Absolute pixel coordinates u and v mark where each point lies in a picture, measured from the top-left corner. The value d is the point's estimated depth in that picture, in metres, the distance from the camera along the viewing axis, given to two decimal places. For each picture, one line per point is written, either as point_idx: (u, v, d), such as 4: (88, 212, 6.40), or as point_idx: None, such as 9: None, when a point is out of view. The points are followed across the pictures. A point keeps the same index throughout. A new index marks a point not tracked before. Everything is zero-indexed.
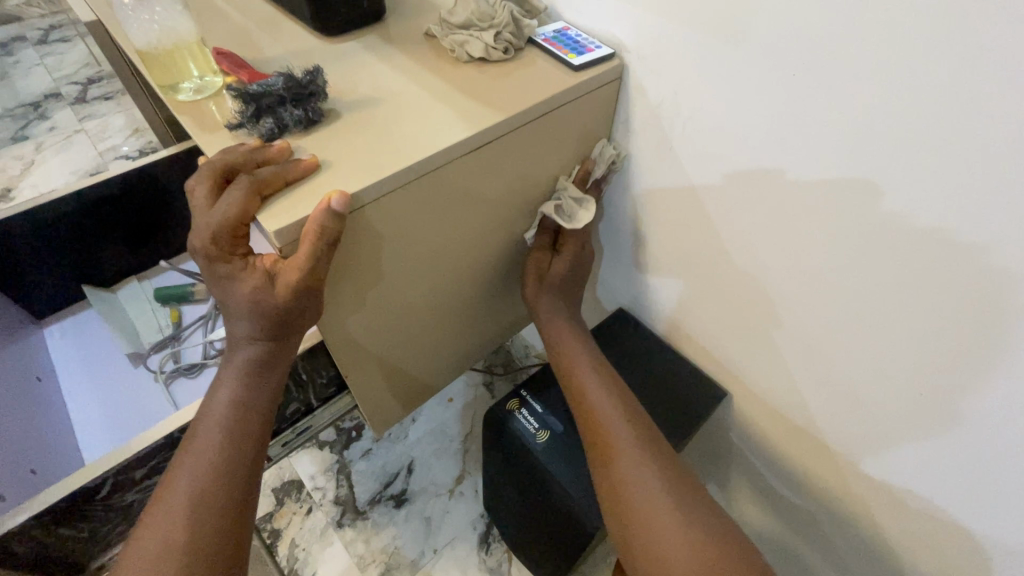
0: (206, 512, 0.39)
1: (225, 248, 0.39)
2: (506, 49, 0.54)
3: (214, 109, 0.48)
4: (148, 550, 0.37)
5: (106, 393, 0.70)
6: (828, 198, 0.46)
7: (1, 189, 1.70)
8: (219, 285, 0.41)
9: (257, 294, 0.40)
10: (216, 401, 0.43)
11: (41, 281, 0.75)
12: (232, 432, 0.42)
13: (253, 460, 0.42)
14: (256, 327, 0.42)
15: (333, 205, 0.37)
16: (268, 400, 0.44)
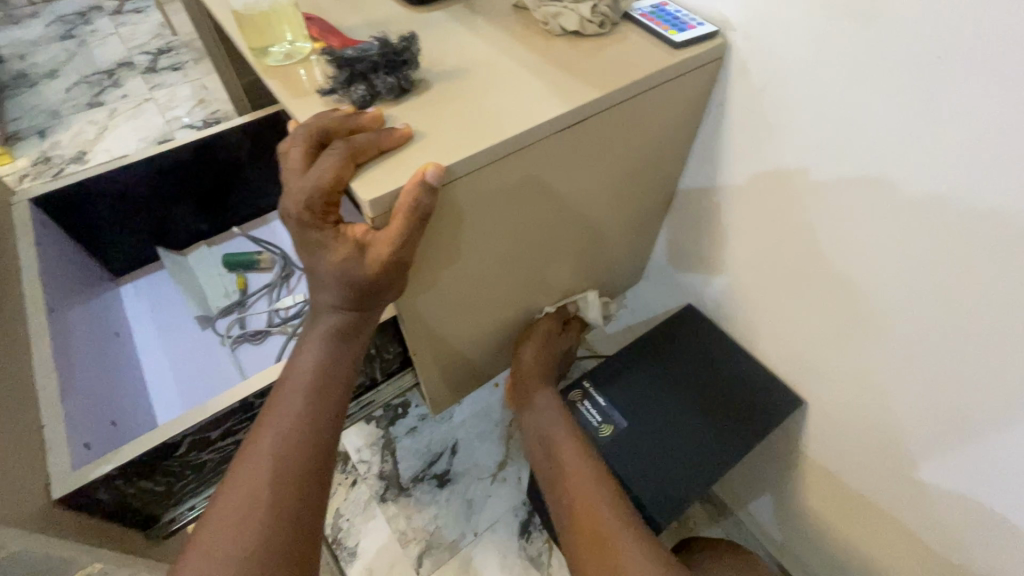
0: (290, 470, 0.40)
1: (319, 214, 0.39)
2: (602, 23, 0.51)
3: (303, 75, 0.47)
4: (234, 501, 0.38)
5: (177, 353, 0.72)
6: (959, 198, 0.41)
7: (76, 152, 1.78)
8: (308, 251, 0.40)
9: (347, 264, 0.39)
10: (300, 362, 0.43)
11: (119, 240, 0.78)
12: (315, 395, 0.43)
13: (332, 424, 0.43)
14: (343, 295, 0.41)
15: (428, 178, 0.36)
16: (349, 367, 0.45)
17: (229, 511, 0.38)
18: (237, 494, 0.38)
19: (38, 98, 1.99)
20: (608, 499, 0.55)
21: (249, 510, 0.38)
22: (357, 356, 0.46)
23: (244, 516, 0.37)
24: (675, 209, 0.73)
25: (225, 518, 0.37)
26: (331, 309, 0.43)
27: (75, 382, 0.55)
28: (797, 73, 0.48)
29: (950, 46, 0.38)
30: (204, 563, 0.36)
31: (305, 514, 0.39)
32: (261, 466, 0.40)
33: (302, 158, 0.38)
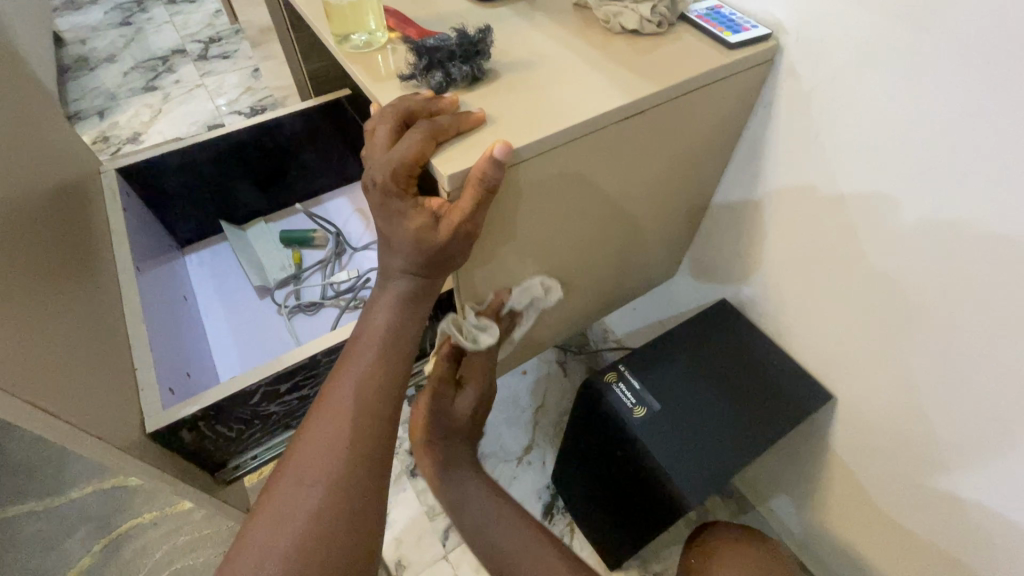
0: (368, 414, 0.45)
1: (401, 185, 0.42)
2: (660, 23, 0.54)
3: (381, 62, 0.51)
4: (320, 438, 0.44)
5: (238, 318, 0.77)
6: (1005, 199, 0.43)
7: (132, 133, 1.88)
8: (387, 219, 0.44)
9: (421, 232, 0.43)
10: (373, 321, 0.48)
11: (187, 212, 0.83)
12: (386, 351, 0.48)
13: (400, 378, 0.48)
14: (414, 261, 0.45)
15: (497, 154, 0.40)
16: (415, 326, 0.50)
17: (313, 446, 0.43)
18: (324, 432, 0.44)
19: (97, 81, 2.09)
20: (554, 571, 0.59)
21: (331, 447, 0.43)
22: (422, 316, 0.51)
23: (326, 452, 0.43)
24: (715, 204, 0.76)
25: (313, 452, 0.43)
26: (403, 275, 0.47)
27: (157, 335, 0.60)
28: (846, 76, 0.51)
29: (1001, 54, 0.40)
30: (294, 489, 0.41)
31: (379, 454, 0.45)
32: (342, 409, 0.45)
33: (388, 134, 0.42)
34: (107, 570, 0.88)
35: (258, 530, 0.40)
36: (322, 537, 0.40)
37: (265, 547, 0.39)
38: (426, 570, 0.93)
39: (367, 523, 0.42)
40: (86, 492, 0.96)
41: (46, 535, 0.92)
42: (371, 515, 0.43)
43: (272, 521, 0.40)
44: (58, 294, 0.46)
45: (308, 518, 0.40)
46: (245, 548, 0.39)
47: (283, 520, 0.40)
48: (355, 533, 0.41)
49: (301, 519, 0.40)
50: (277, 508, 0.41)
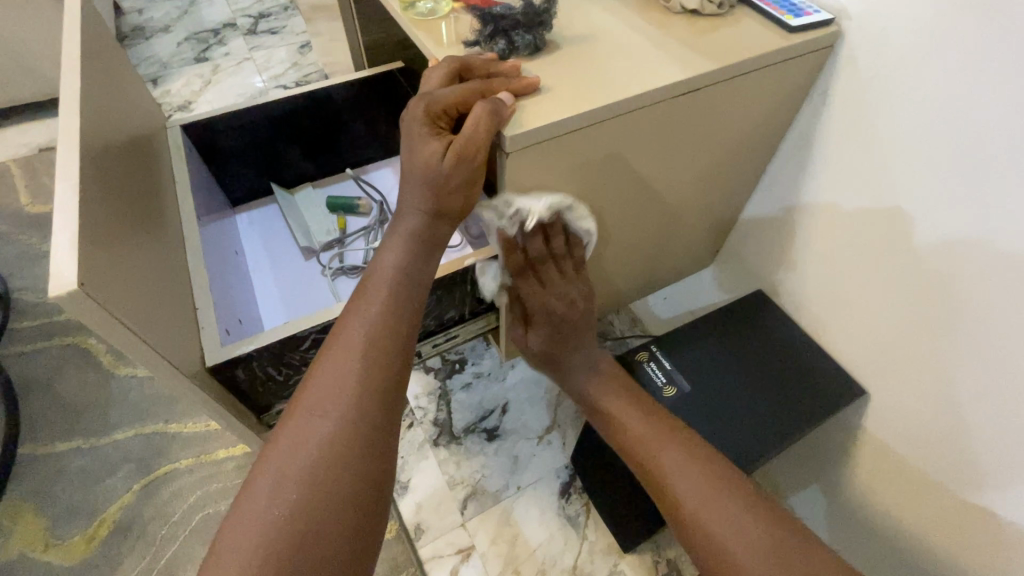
0: (379, 348, 0.48)
1: (434, 119, 0.47)
2: (721, 4, 0.55)
3: (446, 29, 0.53)
4: (335, 367, 0.46)
5: (283, 277, 0.80)
6: None
7: (182, 101, 1.94)
8: (409, 146, 0.48)
9: (431, 158, 0.47)
10: (384, 261, 0.51)
11: (242, 173, 0.87)
12: (397, 290, 0.51)
13: (410, 316, 0.51)
14: (425, 196, 0.50)
15: (501, 96, 0.44)
16: (422, 271, 0.53)
17: (326, 379, 0.46)
18: (339, 363, 0.46)
19: (152, 49, 2.16)
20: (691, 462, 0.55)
21: (342, 379, 0.46)
22: (430, 263, 0.53)
23: (339, 384, 0.45)
24: (758, 193, 0.75)
25: (327, 381, 0.46)
26: (417, 212, 0.51)
27: (213, 283, 0.63)
28: (912, 63, 0.50)
29: None
30: (308, 418, 0.44)
31: (388, 388, 0.47)
32: (354, 343, 0.48)
33: (441, 79, 0.46)
34: (144, 508, 0.93)
35: (275, 449, 0.43)
36: (335, 459, 0.42)
37: (282, 470, 0.41)
38: (443, 536, 0.96)
39: (377, 451, 0.44)
40: (128, 435, 1.01)
41: (91, 471, 0.97)
42: (384, 444, 0.45)
43: (289, 445, 0.43)
44: (134, 232, 0.50)
45: (322, 444, 0.43)
46: (263, 470, 0.42)
47: (299, 446, 0.43)
48: (369, 458, 0.43)
49: (316, 443, 0.43)
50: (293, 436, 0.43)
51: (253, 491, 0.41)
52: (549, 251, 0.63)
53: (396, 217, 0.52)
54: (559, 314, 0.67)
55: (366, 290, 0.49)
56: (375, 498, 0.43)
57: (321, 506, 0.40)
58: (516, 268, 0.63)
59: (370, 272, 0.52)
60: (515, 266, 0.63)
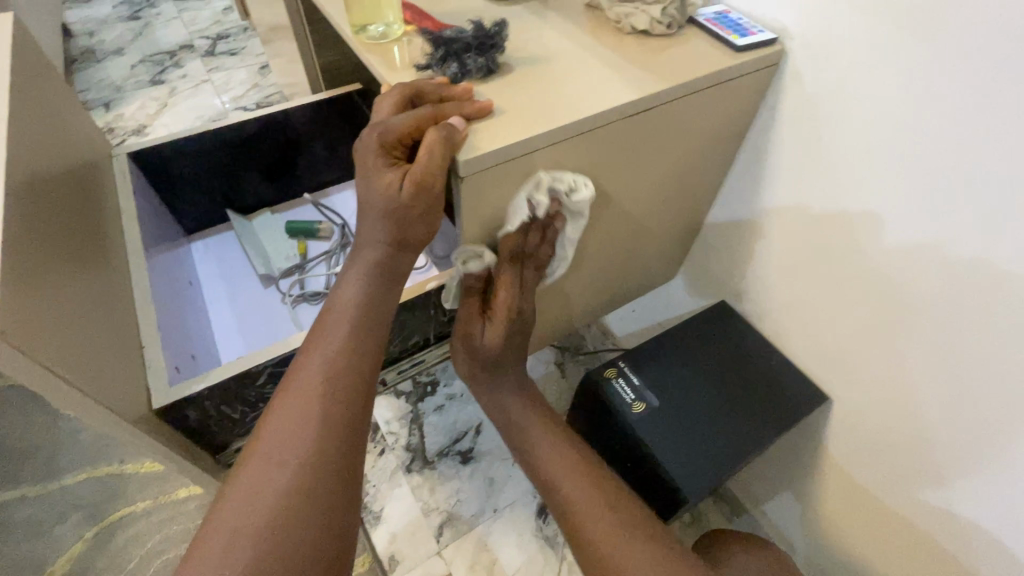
0: (340, 386, 0.46)
1: (388, 150, 0.46)
2: (670, 24, 0.56)
3: (398, 52, 0.52)
4: (294, 409, 0.44)
5: (240, 306, 0.78)
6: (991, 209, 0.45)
7: (137, 125, 1.88)
8: (366, 178, 0.47)
9: (389, 190, 0.46)
10: (344, 294, 0.50)
11: (194, 200, 0.84)
12: (358, 324, 0.49)
13: (373, 350, 0.49)
14: (385, 228, 0.48)
15: (452, 122, 0.43)
16: (385, 303, 0.51)
17: (283, 423, 0.44)
18: (298, 404, 0.45)
19: (105, 73, 2.10)
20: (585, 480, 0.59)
21: (301, 422, 0.44)
22: (394, 295, 0.52)
23: (298, 426, 0.44)
24: (717, 207, 0.77)
25: (286, 424, 0.44)
26: (377, 244, 0.49)
27: (162, 318, 0.60)
28: (855, 80, 0.52)
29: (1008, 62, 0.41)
30: (265, 465, 0.42)
31: (349, 431, 0.45)
32: (313, 382, 0.46)
33: (392, 107, 0.46)
34: (98, 557, 0.87)
35: (230, 499, 0.41)
36: (291, 510, 0.40)
37: (237, 522, 0.39)
38: (419, 566, 0.93)
39: (339, 496, 0.42)
40: (79, 479, 0.95)
41: (38, 521, 0.91)
42: (347, 487, 0.43)
43: (244, 495, 0.41)
44: (70, 270, 0.47)
45: (280, 492, 0.41)
46: (218, 524, 0.39)
47: (255, 495, 0.40)
48: (331, 503, 0.42)
49: (273, 491, 0.41)
50: (248, 485, 0.41)
51: (207, 547, 0.38)
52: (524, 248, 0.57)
53: (356, 249, 0.51)
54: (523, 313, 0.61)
55: (325, 326, 0.48)
56: (339, 545, 0.41)
57: (279, 559, 0.38)
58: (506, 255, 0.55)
59: (330, 306, 0.50)
60: (508, 253, 0.55)
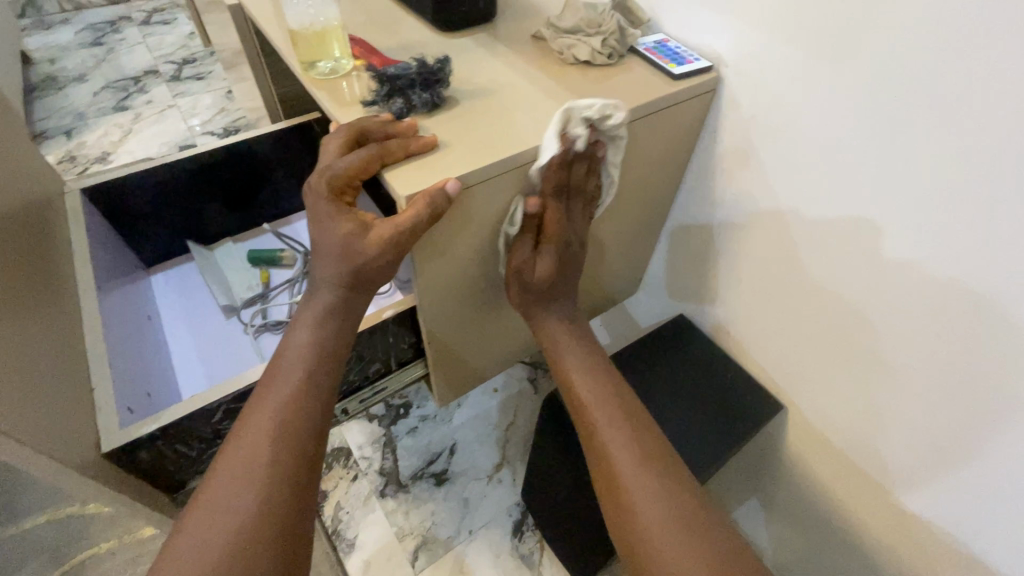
0: (290, 431, 0.46)
1: (336, 194, 0.47)
2: (610, 54, 0.58)
3: (346, 88, 0.54)
4: (243, 456, 0.44)
5: (202, 338, 0.77)
6: (908, 231, 0.48)
7: (100, 153, 1.85)
8: (318, 224, 0.48)
9: (344, 237, 0.47)
10: (296, 336, 0.50)
11: (154, 233, 0.83)
12: (310, 367, 0.49)
13: (327, 392, 0.49)
14: (337, 270, 0.49)
15: (447, 187, 0.43)
16: (340, 344, 0.51)
17: (234, 465, 0.44)
18: (247, 450, 0.44)
19: (66, 100, 2.07)
20: (622, 422, 0.52)
21: (251, 464, 0.44)
22: (349, 335, 0.52)
23: (246, 472, 0.43)
24: (671, 226, 0.79)
25: (234, 472, 0.43)
26: (329, 285, 0.50)
27: (116, 356, 0.59)
28: (782, 105, 0.54)
29: (914, 91, 0.44)
30: (212, 514, 0.41)
31: (302, 470, 0.45)
32: (263, 427, 0.46)
33: (337, 148, 0.46)
34: None
35: (175, 550, 0.40)
36: (239, 554, 0.40)
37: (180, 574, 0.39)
38: None
39: (287, 543, 0.42)
40: None
41: None
42: (296, 533, 0.43)
43: (189, 546, 0.40)
44: (15, 315, 0.46)
45: (225, 542, 0.40)
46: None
47: (200, 545, 0.40)
48: (278, 550, 0.41)
49: (219, 541, 0.40)
50: (193, 535, 0.41)
51: None
52: (569, 178, 0.54)
53: (308, 291, 0.51)
54: (574, 251, 0.59)
55: (277, 369, 0.48)
56: None
57: None
58: (557, 188, 0.53)
59: (283, 349, 0.50)
60: (554, 187, 0.53)
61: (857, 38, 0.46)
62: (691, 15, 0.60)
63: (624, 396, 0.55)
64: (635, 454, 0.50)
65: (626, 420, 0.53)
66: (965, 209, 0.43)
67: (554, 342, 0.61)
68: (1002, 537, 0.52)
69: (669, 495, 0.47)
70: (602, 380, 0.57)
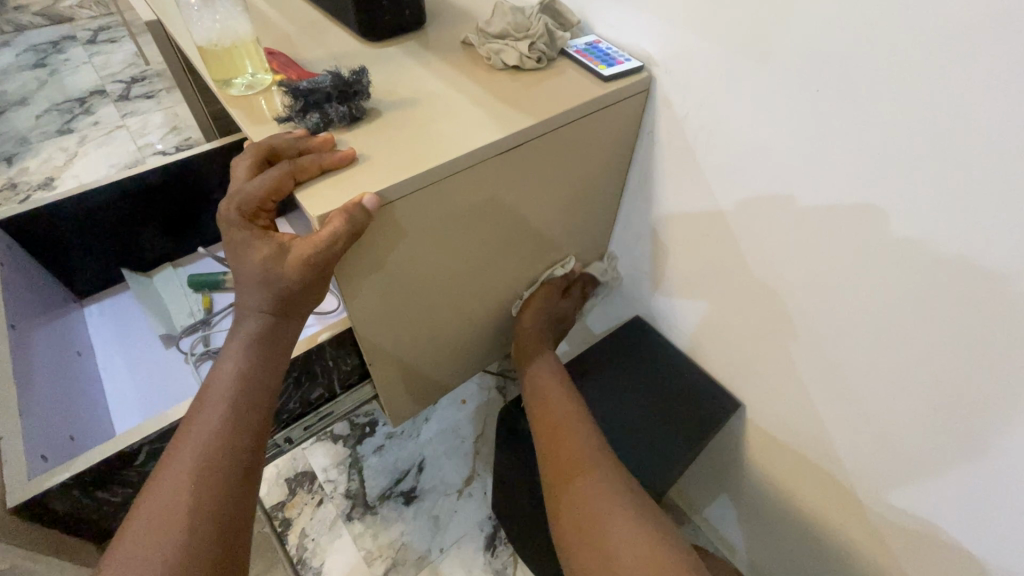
0: (216, 471, 0.43)
1: (248, 217, 0.45)
2: (539, 58, 0.57)
3: (264, 104, 0.51)
4: (160, 503, 0.41)
5: (138, 372, 0.73)
6: (840, 225, 0.48)
7: (44, 178, 1.78)
8: (233, 251, 0.45)
9: (262, 261, 0.44)
10: (222, 369, 0.47)
11: (85, 263, 0.79)
12: (236, 401, 0.46)
13: (256, 427, 0.47)
14: (260, 297, 0.46)
15: (364, 202, 0.41)
16: (270, 374, 0.49)
17: (153, 514, 0.41)
18: (165, 495, 0.41)
19: (7, 125, 1.98)
20: (592, 447, 0.56)
21: (171, 511, 0.41)
22: (281, 365, 0.50)
23: (165, 519, 0.40)
24: (620, 228, 0.79)
25: (150, 521, 0.40)
26: (255, 313, 0.47)
27: (33, 400, 0.56)
28: (712, 104, 0.54)
29: (835, 84, 0.43)
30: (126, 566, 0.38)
31: (229, 513, 0.43)
32: (185, 470, 0.43)
33: (246, 171, 0.44)
34: None
35: None
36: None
37: None
38: None
39: None
40: None
41: None
42: None
43: None
44: None
45: None
46: None
47: None
48: None
49: None
50: None
51: None
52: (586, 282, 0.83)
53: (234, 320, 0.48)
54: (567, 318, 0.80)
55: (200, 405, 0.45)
56: None
57: None
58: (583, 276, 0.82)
59: (208, 382, 0.47)
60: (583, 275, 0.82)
61: (777, 33, 0.45)
62: (619, 15, 0.59)
63: (592, 426, 0.59)
64: (604, 476, 0.53)
65: (595, 446, 0.56)
66: (889, 201, 0.43)
67: (536, 379, 0.67)
68: (957, 524, 0.52)
69: (629, 516, 0.49)
70: (576, 411, 0.61)
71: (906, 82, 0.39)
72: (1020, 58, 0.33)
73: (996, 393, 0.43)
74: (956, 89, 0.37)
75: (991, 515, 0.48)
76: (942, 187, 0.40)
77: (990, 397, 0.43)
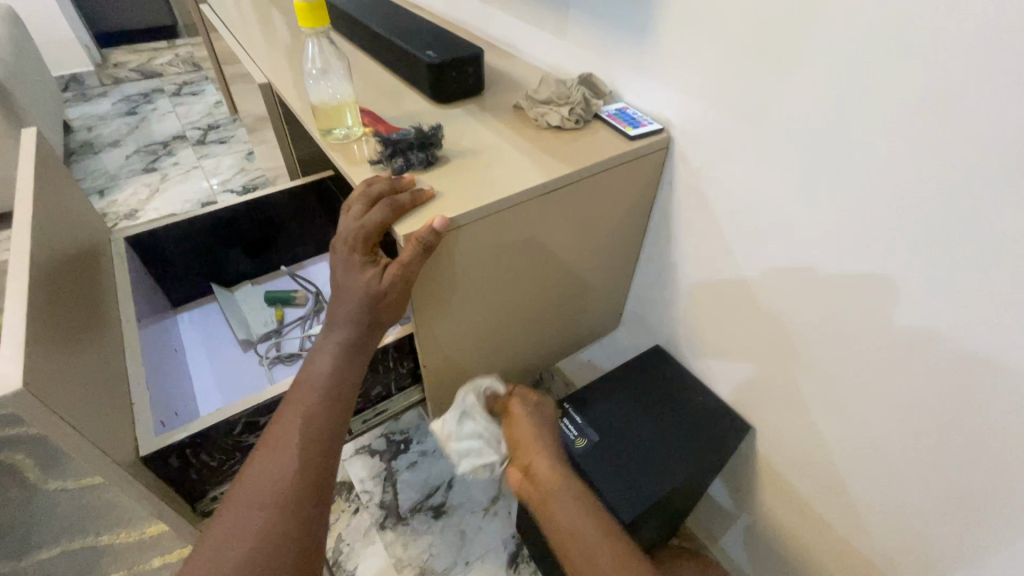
0: (311, 441, 0.54)
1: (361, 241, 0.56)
2: (577, 120, 0.70)
3: (358, 150, 0.65)
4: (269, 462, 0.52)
5: (221, 369, 0.85)
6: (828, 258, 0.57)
7: (129, 210, 2.00)
8: (348, 268, 0.57)
9: (366, 277, 0.56)
10: (318, 362, 0.58)
11: (184, 276, 0.93)
12: (328, 388, 0.57)
13: (342, 409, 0.57)
14: (355, 306, 0.57)
15: (435, 225, 0.53)
16: (356, 369, 0.60)
17: (259, 474, 0.52)
18: (273, 457, 0.53)
19: (101, 163, 2.25)
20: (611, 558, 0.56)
21: (275, 469, 0.52)
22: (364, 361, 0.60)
23: (273, 475, 0.51)
24: (642, 265, 0.89)
25: (262, 474, 0.51)
26: (349, 320, 0.58)
27: (151, 380, 0.68)
28: (721, 159, 0.65)
29: (819, 146, 0.54)
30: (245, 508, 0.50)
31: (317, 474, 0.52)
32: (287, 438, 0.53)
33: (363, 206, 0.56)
34: None
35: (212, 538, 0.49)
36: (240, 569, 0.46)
37: (215, 555, 0.47)
38: None
39: (301, 533, 0.49)
40: (55, 553, 0.97)
41: None
42: (310, 527, 0.50)
43: (222, 535, 0.48)
44: (72, 342, 0.55)
45: (253, 531, 0.48)
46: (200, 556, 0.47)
47: (233, 535, 0.48)
48: (296, 540, 0.49)
49: (248, 531, 0.48)
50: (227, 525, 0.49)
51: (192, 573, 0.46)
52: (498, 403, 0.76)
53: (329, 325, 0.59)
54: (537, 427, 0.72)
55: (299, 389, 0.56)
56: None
57: None
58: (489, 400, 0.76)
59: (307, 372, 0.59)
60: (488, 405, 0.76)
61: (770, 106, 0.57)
62: (644, 87, 0.72)
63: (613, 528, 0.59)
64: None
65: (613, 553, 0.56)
66: (866, 238, 0.53)
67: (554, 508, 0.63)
68: (954, 530, 0.57)
69: None
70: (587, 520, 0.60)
71: (875, 148, 0.49)
72: (953, 129, 0.44)
73: (965, 402, 0.51)
74: (910, 151, 0.47)
75: (974, 518, 0.54)
76: (906, 226, 0.49)
77: (960, 405, 0.51)
